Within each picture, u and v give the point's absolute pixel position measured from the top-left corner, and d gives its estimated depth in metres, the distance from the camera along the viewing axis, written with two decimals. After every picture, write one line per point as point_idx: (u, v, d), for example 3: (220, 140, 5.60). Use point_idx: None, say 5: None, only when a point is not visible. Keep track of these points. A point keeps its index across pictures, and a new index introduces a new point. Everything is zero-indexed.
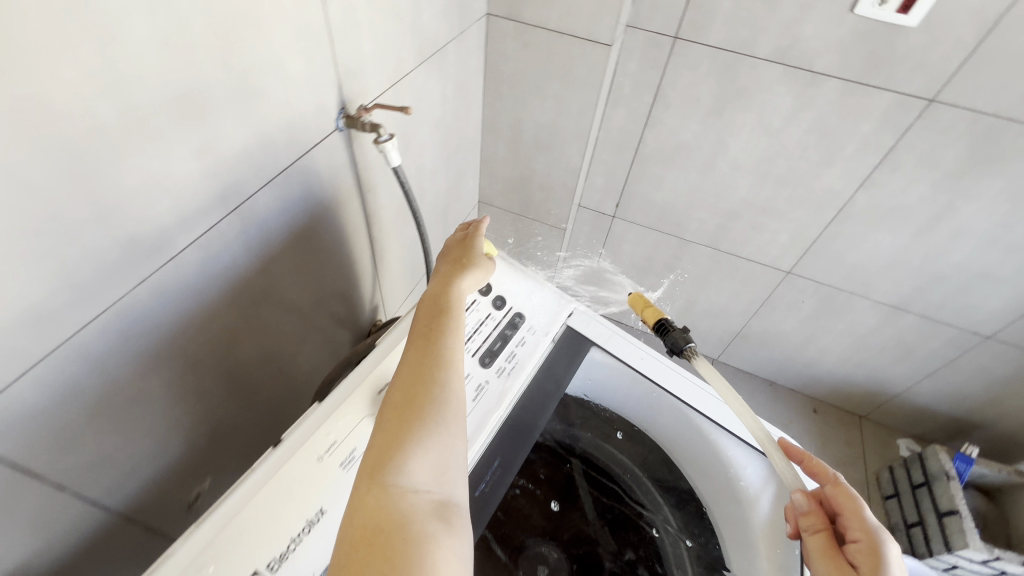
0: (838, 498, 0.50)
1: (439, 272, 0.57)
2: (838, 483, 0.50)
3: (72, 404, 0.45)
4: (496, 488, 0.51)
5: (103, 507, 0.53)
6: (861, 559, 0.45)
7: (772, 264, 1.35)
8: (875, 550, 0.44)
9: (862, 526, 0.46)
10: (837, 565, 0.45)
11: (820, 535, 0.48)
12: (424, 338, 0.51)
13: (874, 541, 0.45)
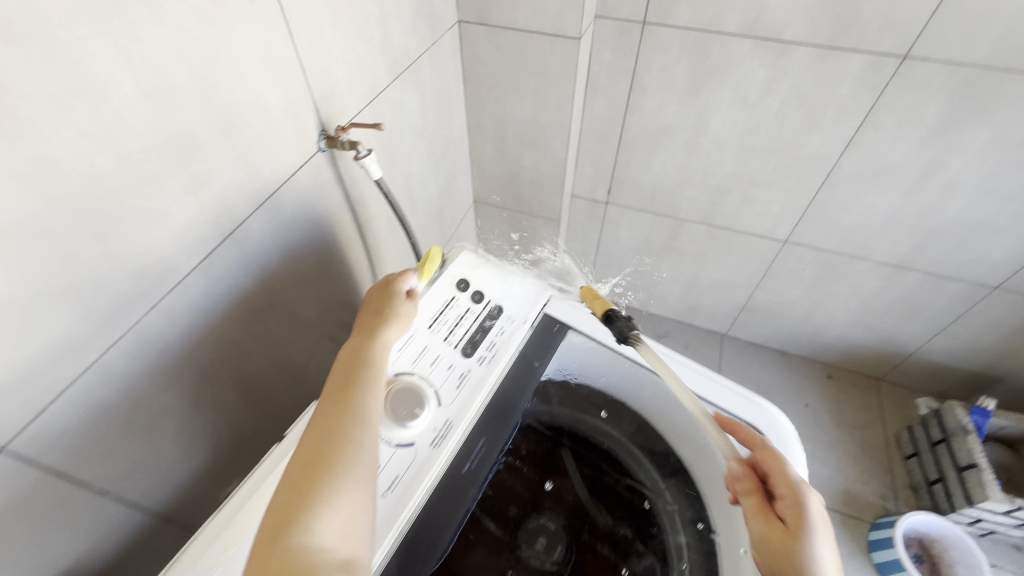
0: (766, 460, 0.55)
1: (361, 321, 0.55)
2: (764, 446, 0.55)
3: (105, 419, 0.51)
4: (482, 466, 0.55)
5: (142, 509, 0.59)
6: (788, 514, 0.50)
7: (767, 234, 1.35)
8: (799, 503, 0.50)
9: (787, 484, 0.52)
10: (769, 522, 0.50)
11: (753, 498, 0.53)
12: (338, 392, 0.49)
13: (797, 494, 0.51)
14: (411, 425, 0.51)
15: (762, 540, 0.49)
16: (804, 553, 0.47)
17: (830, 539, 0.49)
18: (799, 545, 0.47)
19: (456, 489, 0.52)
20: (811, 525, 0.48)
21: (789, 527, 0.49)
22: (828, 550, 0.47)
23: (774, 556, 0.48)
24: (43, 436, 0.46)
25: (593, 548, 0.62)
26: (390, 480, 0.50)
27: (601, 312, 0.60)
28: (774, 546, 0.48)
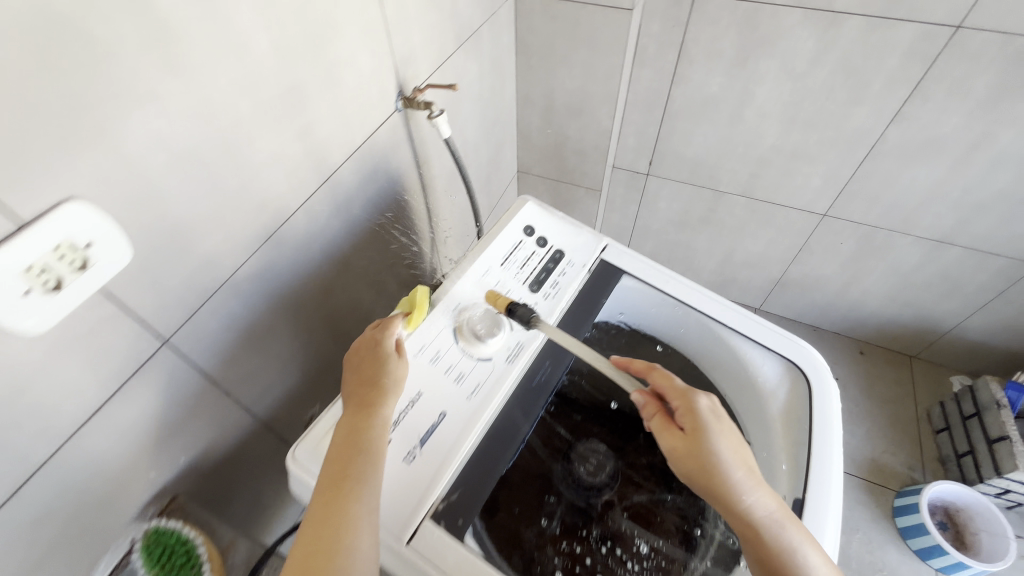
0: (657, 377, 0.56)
1: (354, 394, 0.50)
2: (652, 368, 0.57)
3: (231, 329, 0.60)
4: (550, 382, 0.61)
5: (253, 415, 0.69)
6: (685, 421, 0.53)
7: (807, 208, 1.38)
8: (693, 408, 0.53)
9: (678, 394, 0.54)
10: (672, 435, 0.53)
11: (657, 418, 0.55)
12: (333, 483, 0.45)
13: (688, 399, 0.54)
14: (488, 343, 0.58)
15: (673, 453, 0.52)
16: (708, 451, 0.51)
17: (727, 425, 0.53)
18: (703, 446, 0.51)
19: (528, 397, 0.59)
20: (707, 423, 0.52)
21: (689, 434, 0.52)
22: (727, 438, 0.51)
23: (687, 465, 0.51)
24: (192, 333, 0.55)
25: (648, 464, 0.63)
26: (473, 385, 0.57)
27: (502, 310, 0.59)
28: (683, 456, 0.52)
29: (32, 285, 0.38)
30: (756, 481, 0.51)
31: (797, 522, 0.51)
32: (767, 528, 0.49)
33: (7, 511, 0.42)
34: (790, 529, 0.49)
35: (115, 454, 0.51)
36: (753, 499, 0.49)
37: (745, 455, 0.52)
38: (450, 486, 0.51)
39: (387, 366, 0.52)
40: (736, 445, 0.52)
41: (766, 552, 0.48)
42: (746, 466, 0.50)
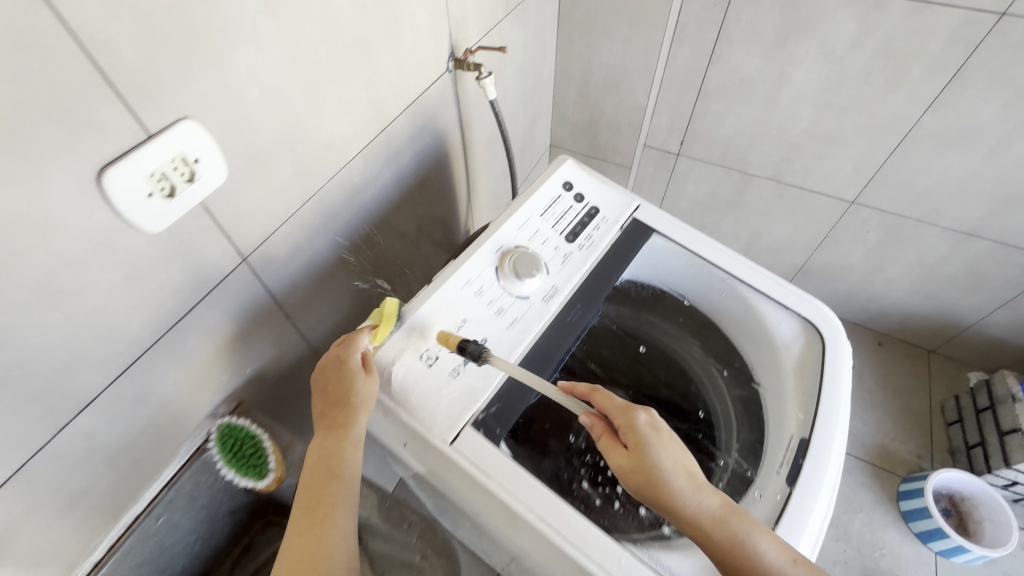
0: (597, 396, 0.55)
1: (324, 419, 0.54)
2: (594, 389, 0.55)
3: (296, 258, 0.67)
4: (580, 324, 0.66)
5: (308, 341, 0.76)
6: (627, 438, 0.52)
7: (835, 194, 1.39)
8: (633, 423, 0.52)
9: (618, 410, 0.53)
10: (618, 453, 0.52)
11: (602, 439, 0.53)
12: (310, 508, 0.50)
13: (628, 415, 0.53)
14: (527, 283, 0.64)
15: (621, 473, 0.51)
16: (652, 464, 0.50)
17: (666, 436, 0.52)
18: (646, 460, 0.50)
19: (560, 334, 0.64)
20: (647, 436, 0.51)
21: (632, 450, 0.51)
22: (667, 449, 0.51)
23: (634, 481, 0.50)
24: (267, 253, 0.62)
25: (665, 403, 0.69)
26: (511, 318, 0.63)
27: (454, 348, 0.57)
28: (630, 474, 0.50)
29: (153, 188, 0.45)
30: (700, 485, 0.51)
31: (744, 513, 0.52)
32: (717, 528, 0.49)
33: (124, 380, 0.50)
34: (739, 521, 0.50)
35: (199, 354, 0.58)
36: (698, 502, 0.50)
37: (687, 461, 0.52)
38: (489, 399, 0.57)
39: (353, 390, 0.54)
40: (678, 455, 0.51)
41: (720, 550, 0.49)
42: (688, 474, 0.50)
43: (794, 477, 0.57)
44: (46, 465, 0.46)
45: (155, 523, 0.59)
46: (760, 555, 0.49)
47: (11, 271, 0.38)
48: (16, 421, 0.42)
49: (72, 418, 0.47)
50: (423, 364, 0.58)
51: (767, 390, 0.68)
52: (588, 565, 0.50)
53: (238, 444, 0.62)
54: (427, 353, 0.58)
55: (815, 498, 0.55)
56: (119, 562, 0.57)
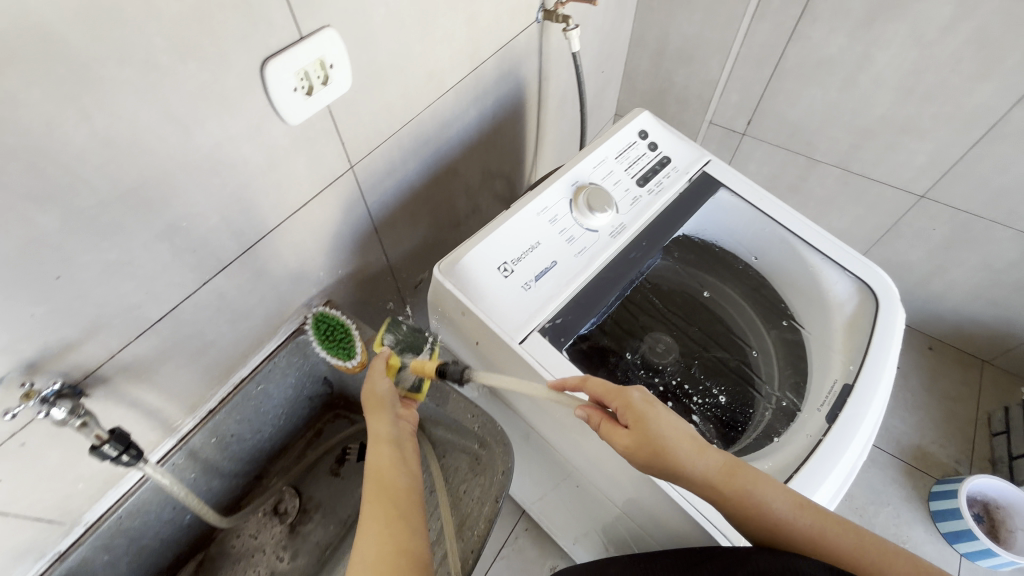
0: (591, 385, 0.54)
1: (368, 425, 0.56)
2: (585, 378, 0.54)
3: (390, 177, 0.74)
4: (644, 260, 0.71)
5: (388, 257, 0.84)
6: (626, 416, 0.51)
7: (904, 187, 1.35)
8: (628, 401, 0.52)
9: (612, 392, 0.53)
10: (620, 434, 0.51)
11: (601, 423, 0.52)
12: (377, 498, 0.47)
13: (622, 395, 0.52)
14: (597, 217, 0.69)
15: (627, 452, 0.50)
16: (654, 436, 0.49)
17: (661, 410, 0.52)
18: (648, 434, 0.49)
19: (624, 266, 0.69)
20: (642, 412, 0.50)
21: (631, 426, 0.50)
22: (663, 420, 0.50)
23: (637, 456, 0.50)
24: (369, 166, 0.69)
25: (716, 345, 0.73)
26: (581, 247, 0.68)
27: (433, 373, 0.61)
28: (635, 451, 0.50)
29: (298, 85, 0.52)
30: (701, 451, 0.51)
31: (751, 468, 0.51)
32: (726, 486, 0.50)
33: (254, 253, 0.59)
34: (748, 477, 0.50)
35: (306, 246, 0.66)
36: (703, 465, 0.50)
37: (687, 430, 0.51)
38: (555, 312, 0.64)
39: (378, 387, 0.58)
40: (676, 427, 0.50)
41: (732, 506, 0.49)
42: (688, 440, 0.50)
43: (833, 415, 0.61)
44: (190, 314, 0.55)
45: (255, 389, 0.69)
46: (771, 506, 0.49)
47: (190, 136, 0.46)
48: (175, 267, 0.51)
49: (211, 276, 0.55)
50: (499, 275, 0.63)
51: (814, 341, 0.72)
52: None
53: (330, 330, 0.68)
54: (503, 266, 0.64)
55: (853, 434, 0.59)
56: (227, 415, 0.67)
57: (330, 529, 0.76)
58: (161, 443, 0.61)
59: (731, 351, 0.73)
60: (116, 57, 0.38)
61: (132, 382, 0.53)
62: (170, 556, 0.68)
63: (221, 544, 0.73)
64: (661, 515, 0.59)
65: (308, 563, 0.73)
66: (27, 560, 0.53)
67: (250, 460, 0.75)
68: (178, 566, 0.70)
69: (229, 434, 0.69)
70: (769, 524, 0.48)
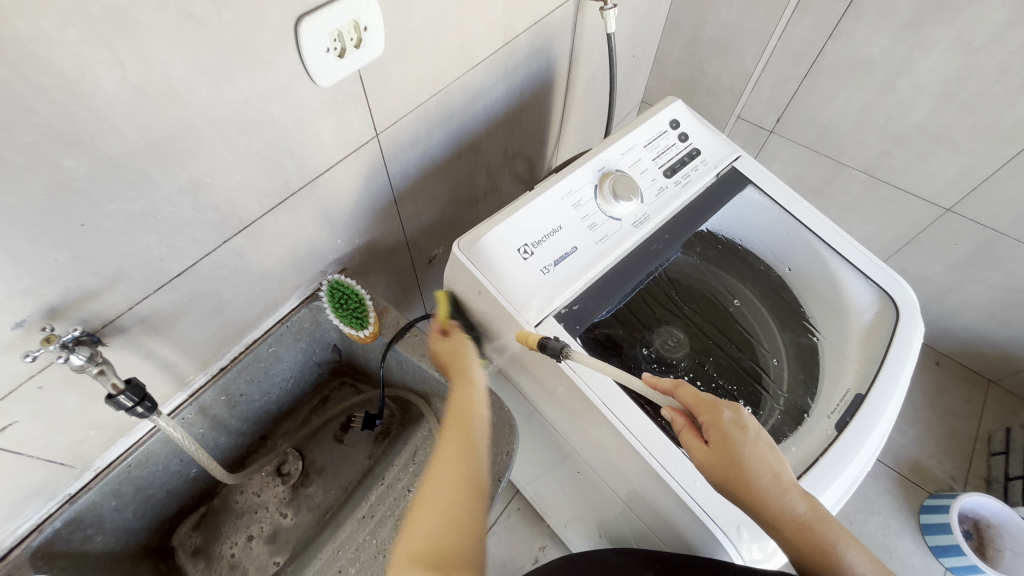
0: (682, 393, 0.53)
1: (450, 368, 0.63)
2: (679, 386, 0.53)
3: (414, 149, 0.73)
4: (664, 253, 0.70)
5: (405, 229, 0.83)
6: (710, 434, 0.51)
7: (931, 199, 1.32)
8: (718, 420, 0.51)
9: (704, 406, 0.51)
10: (701, 449, 0.51)
11: (684, 431, 0.52)
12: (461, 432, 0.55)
13: (713, 411, 0.51)
14: (622, 205, 0.67)
15: (701, 467, 0.51)
16: (735, 461, 0.49)
17: (755, 437, 0.50)
18: (729, 457, 0.49)
19: (643, 257, 0.68)
20: (731, 434, 0.50)
21: (714, 446, 0.50)
22: (753, 448, 0.49)
23: (713, 475, 0.50)
24: (394, 136, 0.68)
25: (731, 346, 0.72)
26: (602, 234, 0.67)
27: (534, 347, 0.58)
28: (711, 466, 0.50)
29: (331, 47, 0.51)
30: (787, 490, 0.50)
31: (837, 522, 0.50)
32: (803, 535, 0.49)
33: (274, 215, 0.58)
34: (830, 531, 0.49)
35: (326, 210, 0.65)
36: (785, 505, 0.49)
37: (775, 463, 0.50)
38: (572, 298, 0.63)
39: (463, 339, 0.64)
40: (765, 457, 0.50)
41: (804, 556, 0.48)
42: (773, 474, 0.49)
43: (843, 424, 0.61)
44: (209, 270, 0.55)
45: (266, 351, 0.69)
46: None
47: (220, 91, 0.45)
48: (197, 223, 0.51)
49: (231, 235, 0.55)
50: (519, 256, 0.62)
51: (829, 347, 0.71)
52: (643, 452, 0.57)
53: (344, 298, 0.68)
54: (523, 247, 0.63)
55: (861, 445, 0.59)
56: (238, 374, 0.67)
57: (331, 493, 0.76)
58: (173, 396, 0.61)
59: (744, 350, 0.72)
60: (152, 1, 0.37)
61: (148, 334, 0.53)
62: (175, 507, 0.69)
63: (224, 498, 0.74)
64: (663, 510, 0.59)
65: (309, 523, 0.73)
66: (37, 501, 0.53)
67: (258, 420, 0.76)
68: (182, 517, 0.71)
69: (238, 393, 0.69)
70: None
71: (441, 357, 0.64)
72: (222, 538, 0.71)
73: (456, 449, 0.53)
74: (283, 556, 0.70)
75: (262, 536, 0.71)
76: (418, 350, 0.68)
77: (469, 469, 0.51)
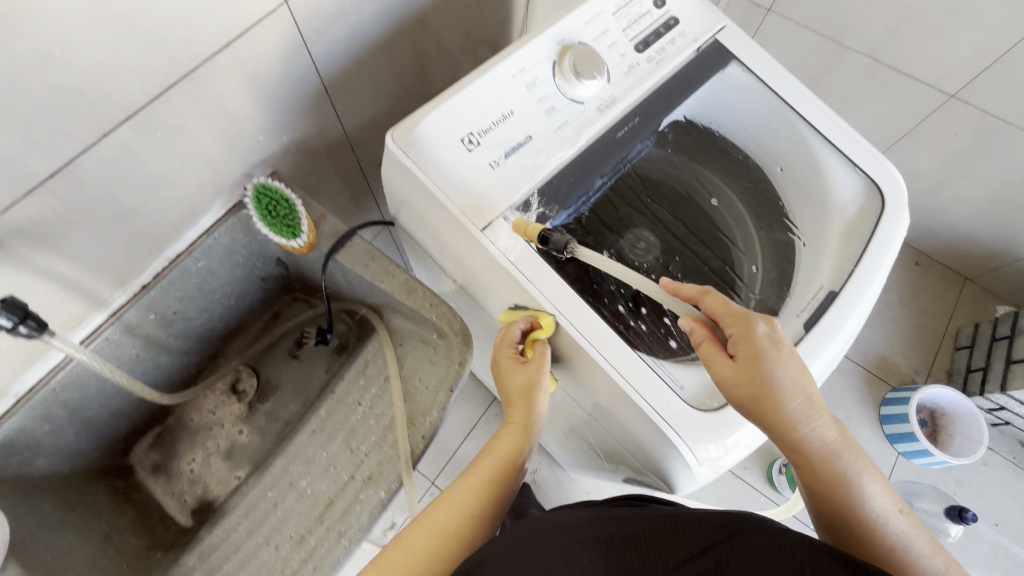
0: (710, 300, 0.49)
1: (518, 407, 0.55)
2: (707, 292, 0.49)
3: (341, 22, 0.61)
4: (632, 140, 0.61)
5: (343, 126, 0.74)
6: (738, 348, 0.47)
7: (934, 84, 1.21)
8: (749, 333, 0.47)
9: (734, 316, 0.47)
10: (724, 363, 0.47)
11: (704, 343, 0.48)
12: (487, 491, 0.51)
13: (744, 323, 0.47)
14: (584, 85, 0.58)
15: (721, 382, 0.47)
16: (764, 379, 0.46)
17: (786, 353, 0.47)
18: (758, 374, 0.46)
19: (607, 147, 0.60)
20: (763, 350, 0.46)
21: (742, 362, 0.46)
22: (785, 364, 0.46)
23: (736, 393, 0.47)
24: (309, 6, 0.55)
25: (698, 247, 0.68)
26: (561, 121, 0.58)
27: (534, 241, 0.53)
28: (736, 383, 0.47)
29: None
30: (816, 415, 0.47)
31: (854, 445, 0.49)
32: (820, 452, 0.48)
33: (164, 105, 0.49)
34: (847, 454, 0.48)
35: (236, 101, 0.55)
36: (811, 429, 0.47)
37: (805, 384, 0.47)
38: (522, 195, 0.56)
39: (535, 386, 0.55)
40: (796, 376, 0.46)
41: (819, 476, 0.48)
42: (804, 395, 0.46)
43: (811, 323, 0.57)
44: (93, 169, 0.47)
45: (195, 266, 0.63)
46: (859, 494, 0.48)
47: None
48: (58, 110, 0.42)
49: (112, 126, 0.46)
50: (463, 147, 0.54)
51: (809, 247, 0.65)
52: (600, 359, 0.52)
53: (273, 205, 0.60)
54: (467, 136, 0.54)
55: (827, 345, 0.56)
56: (165, 291, 0.61)
57: (288, 408, 0.74)
58: (89, 316, 0.56)
59: (713, 251, 0.68)
60: None
61: (33, 247, 0.46)
62: (126, 427, 0.67)
63: (178, 417, 0.72)
64: (624, 421, 0.55)
65: (266, 438, 0.72)
66: None
67: (202, 339, 0.71)
68: (137, 436, 0.70)
69: (171, 311, 0.63)
70: (850, 506, 0.48)
71: (503, 374, 0.57)
72: (180, 456, 0.70)
73: (471, 502, 0.50)
74: (242, 470, 0.70)
75: (220, 452, 0.71)
76: (361, 260, 0.62)
77: (476, 532, 0.49)
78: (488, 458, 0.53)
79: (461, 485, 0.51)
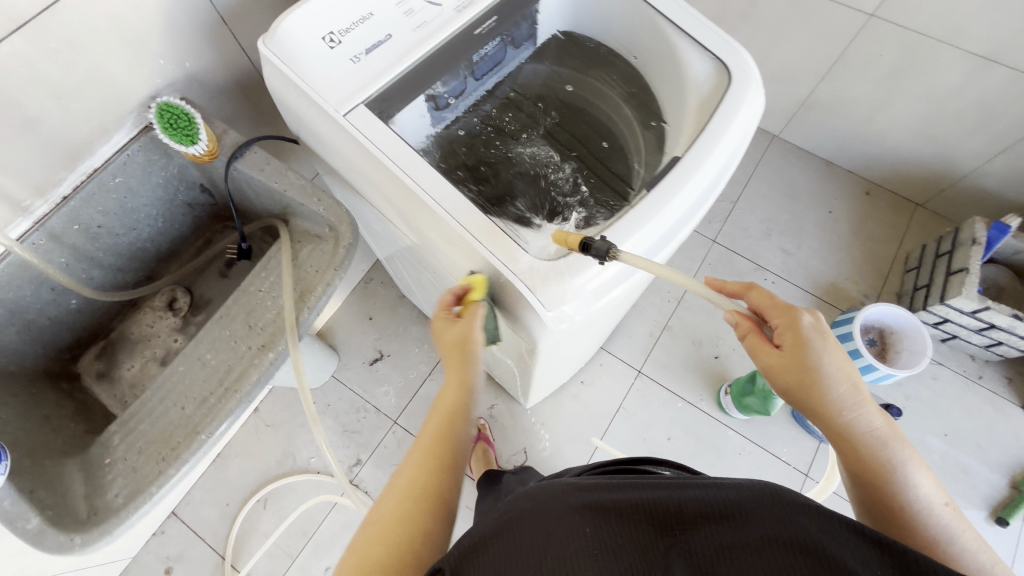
0: (754, 294, 0.54)
1: (451, 360, 0.59)
2: (751, 287, 0.54)
3: None
4: (490, 36, 0.69)
5: (249, 60, 0.81)
6: (783, 336, 0.50)
7: (853, 3, 1.24)
8: (793, 322, 0.50)
9: (777, 308, 0.51)
10: (768, 350, 0.51)
11: (749, 334, 0.53)
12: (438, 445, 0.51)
13: (788, 314, 0.51)
14: None
15: (767, 368, 0.51)
16: (809, 363, 0.48)
17: (833, 344, 0.49)
18: (802, 358, 0.49)
19: (465, 42, 0.67)
20: (807, 337, 0.49)
21: (786, 349, 0.50)
22: (830, 351, 0.49)
23: (783, 379, 0.50)
24: None
25: (549, 122, 0.76)
26: (420, 21, 0.64)
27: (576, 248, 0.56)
28: (780, 369, 0.50)
29: None
30: (863, 403, 0.48)
31: (909, 443, 0.48)
32: (870, 443, 0.47)
33: (54, 18, 0.56)
34: (897, 447, 0.47)
35: (129, 21, 0.62)
36: (857, 416, 0.48)
37: (851, 372, 0.49)
38: (384, 87, 0.62)
39: (470, 334, 0.58)
40: (841, 365, 0.48)
41: (864, 466, 0.48)
42: (849, 381, 0.48)
43: (655, 183, 0.63)
44: None
45: (112, 181, 0.70)
46: (908, 486, 0.46)
47: None
48: None
49: (6, 34, 0.53)
50: (326, 45, 0.61)
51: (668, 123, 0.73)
52: (450, 220, 0.58)
53: (174, 119, 0.66)
54: (329, 36, 0.61)
55: (667, 200, 0.61)
56: (86, 203, 0.69)
57: None
58: (15, 221, 0.63)
59: (569, 129, 0.76)
60: None
61: None
62: (70, 337, 0.76)
63: (120, 331, 0.80)
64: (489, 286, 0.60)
65: None
66: None
67: (136, 258, 0.80)
68: (82, 348, 0.78)
69: (94, 224, 0.71)
70: (892, 499, 0.46)
71: (439, 337, 0.60)
72: (121, 363, 0.78)
73: (426, 454, 0.50)
74: None
75: (156, 358, 0.79)
76: (258, 165, 0.70)
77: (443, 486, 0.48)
78: (434, 418, 0.55)
79: (416, 444, 0.52)
